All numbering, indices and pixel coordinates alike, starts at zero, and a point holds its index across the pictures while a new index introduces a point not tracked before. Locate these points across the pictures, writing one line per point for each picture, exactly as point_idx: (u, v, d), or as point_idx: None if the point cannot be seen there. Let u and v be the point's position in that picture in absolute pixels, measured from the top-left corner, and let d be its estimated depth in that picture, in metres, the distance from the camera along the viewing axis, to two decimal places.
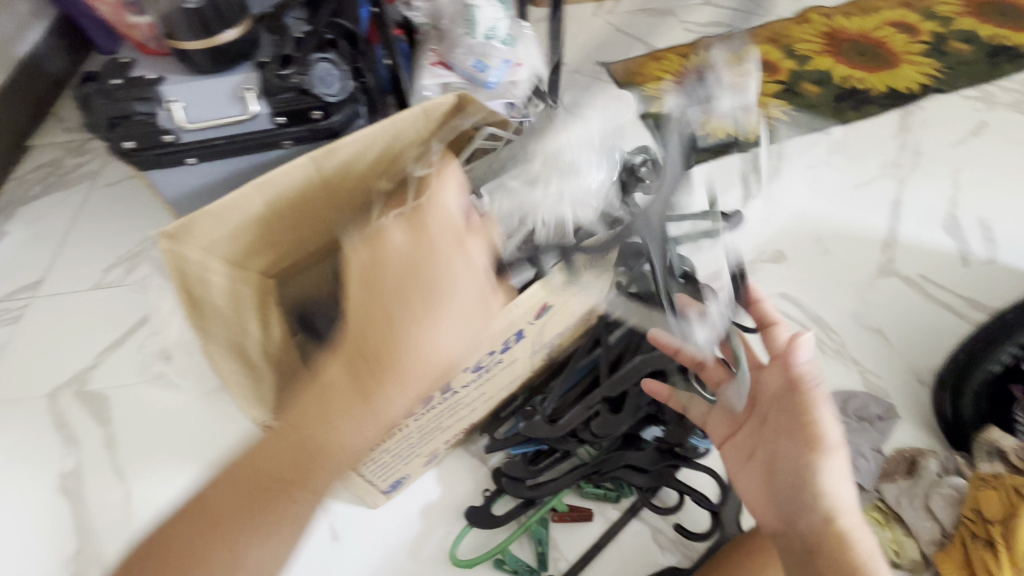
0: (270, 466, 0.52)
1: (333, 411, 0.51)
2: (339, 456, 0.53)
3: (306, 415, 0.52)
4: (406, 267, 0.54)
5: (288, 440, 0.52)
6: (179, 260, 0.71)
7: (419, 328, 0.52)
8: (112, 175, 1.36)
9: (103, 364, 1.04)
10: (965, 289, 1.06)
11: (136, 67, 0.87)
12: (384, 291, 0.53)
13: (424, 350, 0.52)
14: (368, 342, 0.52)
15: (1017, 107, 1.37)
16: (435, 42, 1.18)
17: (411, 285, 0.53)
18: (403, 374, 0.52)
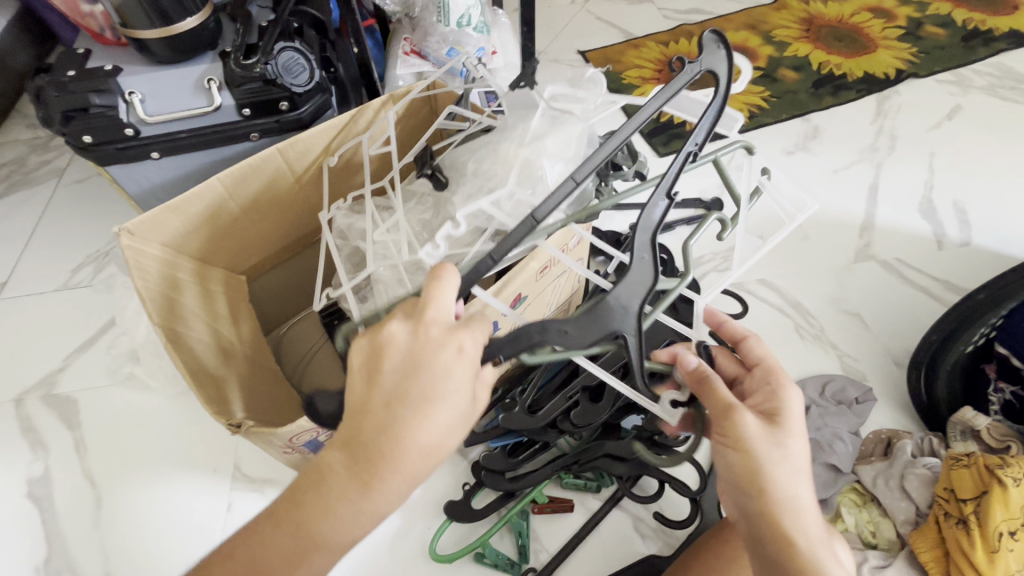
0: (258, 566, 0.45)
1: (330, 502, 0.46)
2: (332, 551, 0.46)
3: (302, 504, 0.46)
4: (404, 365, 0.46)
5: (282, 526, 0.46)
6: (135, 256, 0.67)
7: (422, 429, 0.45)
8: (79, 172, 1.31)
9: (71, 366, 1.01)
10: (940, 272, 1.06)
11: (92, 59, 0.84)
12: (386, 391, 0.46)
13: (421, 450, 0.46)
14: (370, 440, 0.46)
15: (991, 90, 1.38)
16: (408, 31, 1.16)
17: (413, 389, 0.46)
18: (402, 475, 0.45)
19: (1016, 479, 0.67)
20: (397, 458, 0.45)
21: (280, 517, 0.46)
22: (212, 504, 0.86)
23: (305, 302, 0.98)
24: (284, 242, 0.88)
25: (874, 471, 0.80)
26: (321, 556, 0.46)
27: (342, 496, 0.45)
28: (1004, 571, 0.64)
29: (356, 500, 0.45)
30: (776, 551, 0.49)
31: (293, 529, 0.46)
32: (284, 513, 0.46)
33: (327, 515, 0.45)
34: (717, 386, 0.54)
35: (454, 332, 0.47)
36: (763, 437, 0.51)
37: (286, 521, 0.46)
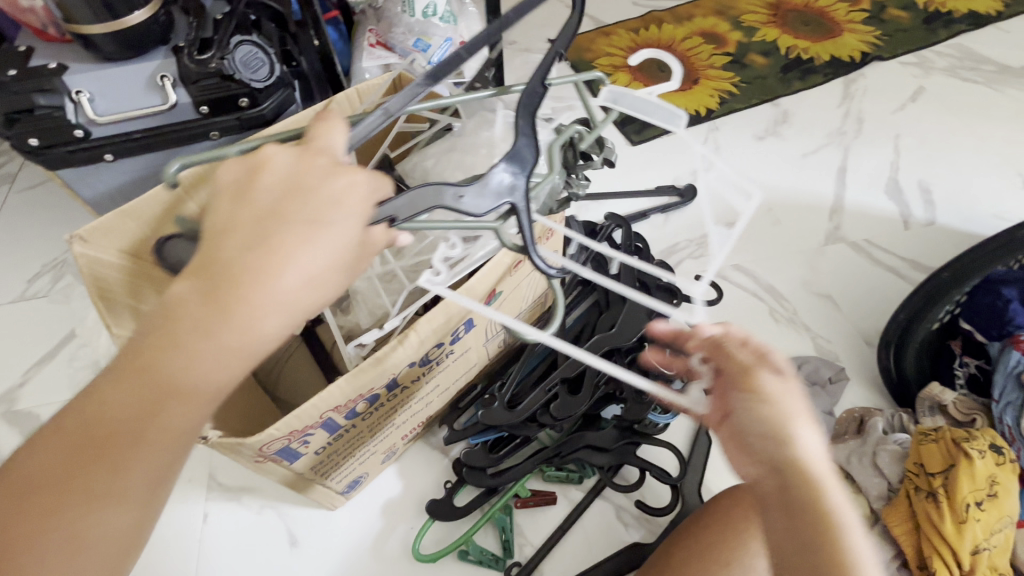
0: (102, 410, 0.40)
1: (185, 332, 0.40)
2: (184, 398, 0.40)
3: (152, 341, 0.40)
4: (283, 184, 0.43)
5: (124, 367, 0.40)
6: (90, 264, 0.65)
7: (292, 242, 0.41)
8: (30, 178, 1.25)
9: (32, 380, 0.97)
10: (907, 251, 1.09)
11: (35, 57, 0.80)
12: (260, 208, 0.43)
13: (301, 266, 0.41)
14: (236, 260, 0.41)
15: (952, 71, 1.41)
16: (373, 22, 1.13)
17: (289, 208, 0.42)
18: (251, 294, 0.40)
19: (980, 451, 0.70)
20: (269, 278, 0.40)
21: (123, 364, 0.40)
22: (186, 515, 0.84)
23: None
24: None
25: (848, 450, 0.81)
26: (170, 402, 0.40)
27: (200, 332, 0.40)
28: (970, 538, 0.66)
29: (216, 326, 0.40)
30: (802, 505, 0.44)
31: (142, 366, 0.40)
32: (132, 353, 0.40)
33: (179, 346, 0.40)
34: (738, 342, 0.52)
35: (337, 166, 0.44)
36: (776, 385, 0.48)
37: (130, 364, 0.40)
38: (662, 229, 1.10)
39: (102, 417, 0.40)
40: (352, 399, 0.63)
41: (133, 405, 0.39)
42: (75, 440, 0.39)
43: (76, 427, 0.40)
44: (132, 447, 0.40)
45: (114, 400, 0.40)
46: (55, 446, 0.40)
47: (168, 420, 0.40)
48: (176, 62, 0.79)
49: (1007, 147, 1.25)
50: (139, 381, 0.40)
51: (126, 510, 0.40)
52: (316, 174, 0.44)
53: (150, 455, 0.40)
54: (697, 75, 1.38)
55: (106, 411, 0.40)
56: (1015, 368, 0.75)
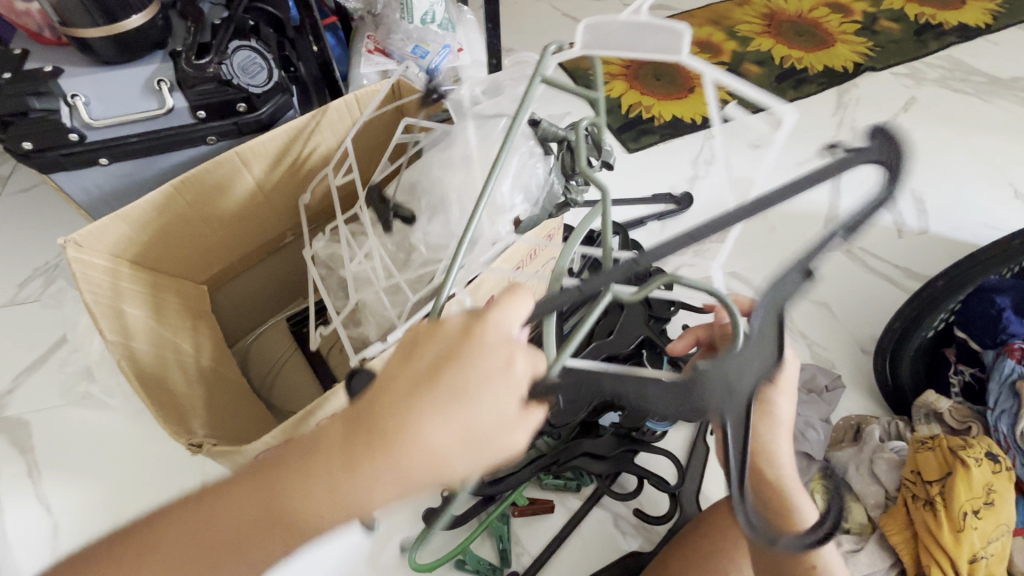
0: (228, 519, 0.44)
1: (307, 473, 0.43)
2: (291, 529, 0.43)
3: (283, 471, 0.44)
4: (442, 342, 0.43)
5: (257, 484, 0.44)
6: (114, 272, 0.68)
7: (427, 427, 0.40)
8: (23, 181, 1.24)
9: (21, 387, 0.95)
10: (901, 259, 1.10)
11: (30, 60, 0.79)
12: (418, 371, 0.43)
13: (445, 430, 0.41)
14: (377, 427, 0.41)
15: (942, 82, 1.43)
16: (371, 28, 1.14)
17: (443, 380, 0.41)
18: (374, 470, 0.41)
19: (977, 459, 0.70)
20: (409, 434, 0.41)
21: (258, 479, 0.44)
22: None
23: (273, 308, 0.95)
24: (249, 248, 0.85)
25: (845, 457, 0.81)
26: (279, 530, 0.44)
27: (322, 483, 0.42)
28: (969, 548, 0.67)
29: (334, 480, 0.42)
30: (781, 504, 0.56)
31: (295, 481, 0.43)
32: (263, 471, 0.44)
33: (299, 490, 0.43)
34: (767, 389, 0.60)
35: (512, 345, 0.42)
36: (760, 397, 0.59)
37: (261, 484, 0.44)
38: (660, 236, 1.12)
39: (221, 521, 0.44)
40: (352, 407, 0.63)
41: (240, 523, 0.44)
42: (222, 516, 0.44)
43: (195, 520, 0.45)
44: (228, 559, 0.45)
45: (235, 509, 0.44)
46: (172, 536, 0.45)
47: (270, 542, 0.44)
48: (173, 66, 0.79)
49: (998, 158, 1.27)
50: (264, 503, 0.44)
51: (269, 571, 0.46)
52: (476, 360, 0.41)
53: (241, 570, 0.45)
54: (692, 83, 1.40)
55: (226, 516, 0.44)
56: (1009, 376, 0.76)
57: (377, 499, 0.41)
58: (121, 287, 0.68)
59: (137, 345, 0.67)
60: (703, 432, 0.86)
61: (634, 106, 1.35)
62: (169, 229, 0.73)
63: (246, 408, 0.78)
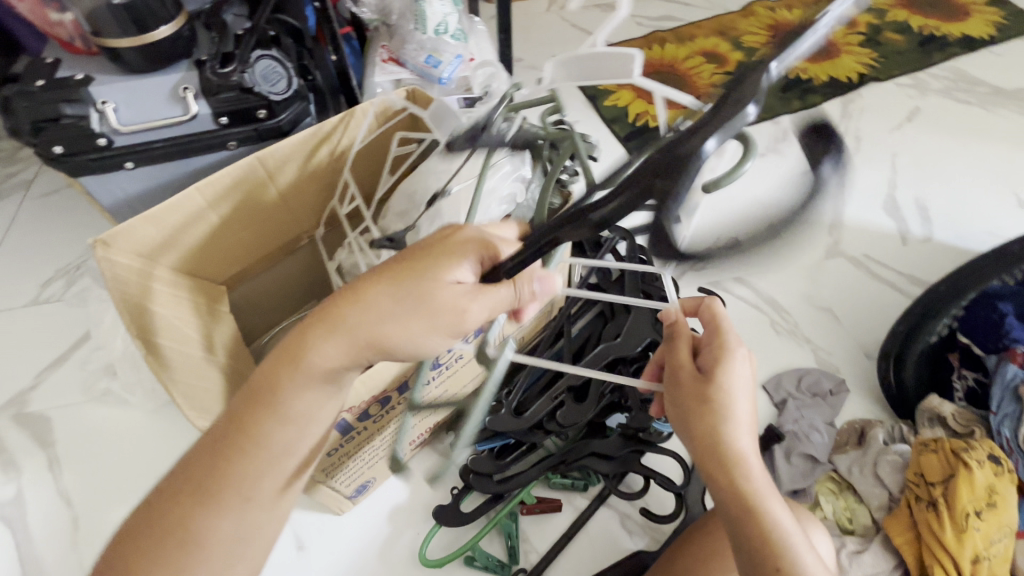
0: (230, 423, 0.52)
1: (305, 373, 0.52)
2: (291, 425, 0.52)
3: (279, 369, 0.52)
4: (403, 255, 0.53)
5: (257, 394, 0.52)
6: (134, 271, 0.69)
7: (399, 309, 0.51)
8: (47, 185, 1.28)
9: (44, 383, 0.98)
10: (905, 266, 1.11)
11: (62, 68, 0.83)
12: (382, 270, 0.53)
13: (347, 344, 0.52)
14: (356, 323, 0.51)
15: (947, 93, 1.45)
16: (385, 39, 1.17)
17: (405, 275, 0.51)
18: (360, 348, 0.52)
19: (979, 461, 0.71)
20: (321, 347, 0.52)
21: (260, 389, 0.52)
22: None
23: (289, 309, 0.98)
24: (267, 249, 0.87)
25: (849, 460, 0.82)
26: (279, 426, 0.52)
27: (315, 378, 0.52)
28: (971, 549, 0.68)
29: (329, 373, 0.52)
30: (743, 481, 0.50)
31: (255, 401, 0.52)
32: (264, 381, 0.52)
33: (297, 383, 0.52)
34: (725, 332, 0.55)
35: (455, 256, 0.52)
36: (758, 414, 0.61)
37: (264, 391, 0.52)
38: (666, 242, 1.14)
39: (228, 428, 0.52)
40: (365, 399, 0.64)
41: (241, 428, 0.51)
42: (243, 414, 0.52)
43: (207, 444, 0.52)
44: (239, 467, 0.51)
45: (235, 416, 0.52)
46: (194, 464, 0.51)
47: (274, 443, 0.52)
48: (198, 74, 0.82)
49: (1002, 167, 1.28)
50: (260, 402, 0.52)
51: (239, 518, 0.51)
52: (426, 255, 0.52)
53: (259, 480, 0.51)
54: (698, 93, 1.43)
55: (234, 421, 0.52)
56: (1011, 381, 0.77)
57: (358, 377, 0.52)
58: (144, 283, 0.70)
59: (160, 339, 0.69)
60: None
61: (641, 115, 1.37)
62: (191, 229, 0.75)
63: None
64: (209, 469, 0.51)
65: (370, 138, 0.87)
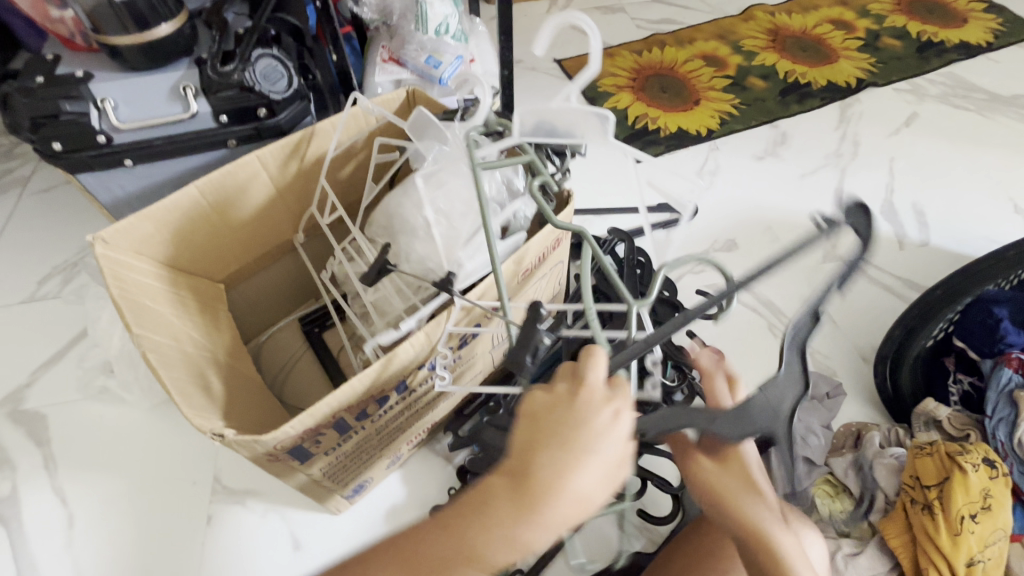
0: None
1: (476, 531, 0.43)
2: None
3: (459, 524, 0.44)
4: (553, 408, 0.45)
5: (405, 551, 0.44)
6: (125, 267, 0.68)
7: (571, 468, 0.43)
8: (45, 181, 1.27)
9: (40, 380, 0.98)
10: (902, 270, 1.12)
11: (61, 65, 0.83)
12: (539, 430, 0.44)
13: (520, 521, 0.42)
14: (541, 489, 0.42)
15: (944, 99, 1.45)
16: (386, 39, 1.17)
17: (574, 435, 0.43)
18: (531, 508, 0.42)
19: (973, 465, 0.71)
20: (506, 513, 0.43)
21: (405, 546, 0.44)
22: (191, 519, 0.85)
23: (287, 308, 0.98)
24: (265, 248, 0.87)
25: (845, 463, 0.83)
26: None
27: (497, 535, 0.42)
28: (965, 552, 0.68)
29: (501, 530, 0.42)
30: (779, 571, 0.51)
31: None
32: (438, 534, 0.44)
33: (480, 537, 0.43)
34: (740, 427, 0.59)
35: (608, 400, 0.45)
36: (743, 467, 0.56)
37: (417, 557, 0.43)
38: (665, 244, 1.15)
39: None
40: (364, 400, 0.62)
41: None
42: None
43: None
44: None
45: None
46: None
47: None
48: (199, 73, 0.82)
49: (999, 173, 1.29)
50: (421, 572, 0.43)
51: None
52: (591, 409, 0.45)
53: None
54: (698, 96, 1.44)
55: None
56: (1007, 386, 0.78)
57: (509, 547, 0.43)
58: (135, 277, 0.69)
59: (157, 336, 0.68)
60: None
61: (641, 117, 1.38)
62: (188, 227, 0.75)
63: (255, 403, 0.79)
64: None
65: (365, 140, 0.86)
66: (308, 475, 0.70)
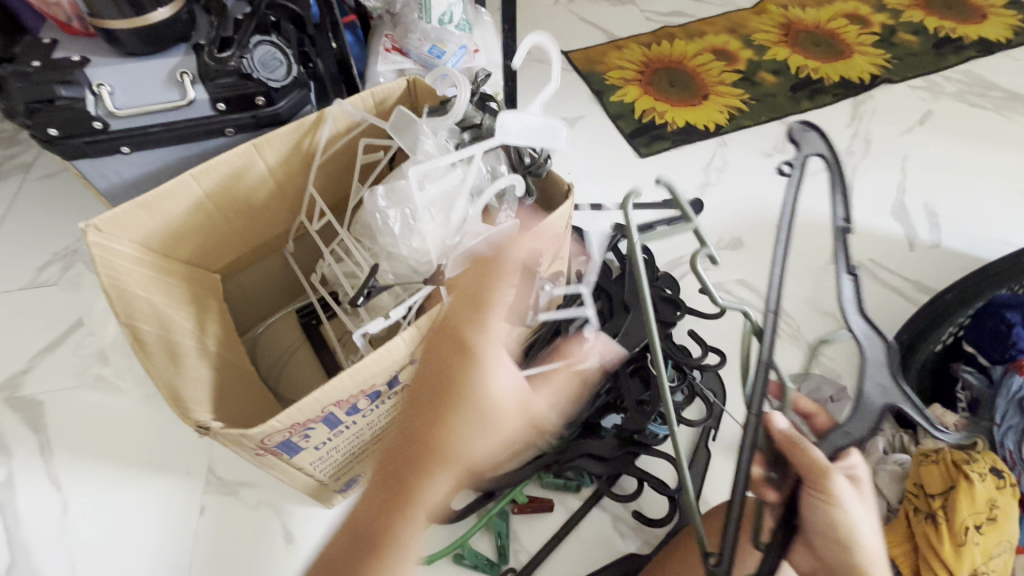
0: (359, 519, 0.49)
1: (453, 401, 0.52)
2: (444, 460, 0.49)
3: (439, 411, 0.51)
4: (453, 345, 0.55)
5: (425, 425, 0.51)
6: (114, 257, 0.67)
7: (481, 368, 0.52)
8: (47, 168, 1.27)
9: (37, 367, 0.98)
10: (913, 272, 1.09)
11: (59, 49, 0.82)
12: (474, 316, 0.55)
13: (480, 441, 0.51)
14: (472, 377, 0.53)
15: (960, 96, 1.42)
16: (389, 28, 1.15)
17: (468, 387, 0.52)
18: (473, 400, 0.52)
19: (980, 474, 0.69)
20: (451, 431, 0.50)
21: (420, 415, 0.52)
22: (184, 510, 0.84)
23: (284, 300, 0.97)
24: (262, 238, 0.86)
25: None
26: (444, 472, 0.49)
27: (475, 415, 0.52)
28: (969, 563, 0.66)
29: (486, 420, 0.52)
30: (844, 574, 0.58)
31: (395, 495, 0.49)
32: (436, 404, 0.52)
33: (454, 431, 0.51)
34: (809, 447, 0.56)
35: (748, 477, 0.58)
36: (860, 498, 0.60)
37: (427, 439, 0.50)
38: (669, 241, 1.13)
39: (370, 525, 0.48)
40: (354, 395, 0.62)
41: (402, 488, 0.48)
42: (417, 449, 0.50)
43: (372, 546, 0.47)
44: (400, 522, 0.47)
45: (380, 481, 0.49)
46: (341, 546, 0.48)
47: (421, 496, 0.48)
48: (197, 59, 0.81)
49: (1015, 173, 1.25)
50: (421, 438, 0.50)
51: None
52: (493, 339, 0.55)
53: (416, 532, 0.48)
54: (706, 91, 1.41)
55: (364, 521, 0.48)
56: (1016, 393, 0.75)
57: (479, 445, 0.51)
58: (128, 266, 0.69)
59: (161, 331, 0.70)
60: (706, 437, 0.86)
61: (648, 112, 1.35)
62: (182, 217, 0.74)
63: (244, 397, 0.78)
64: (369, 520, 0.48)
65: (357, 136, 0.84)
66: (299, 471, 0.70)
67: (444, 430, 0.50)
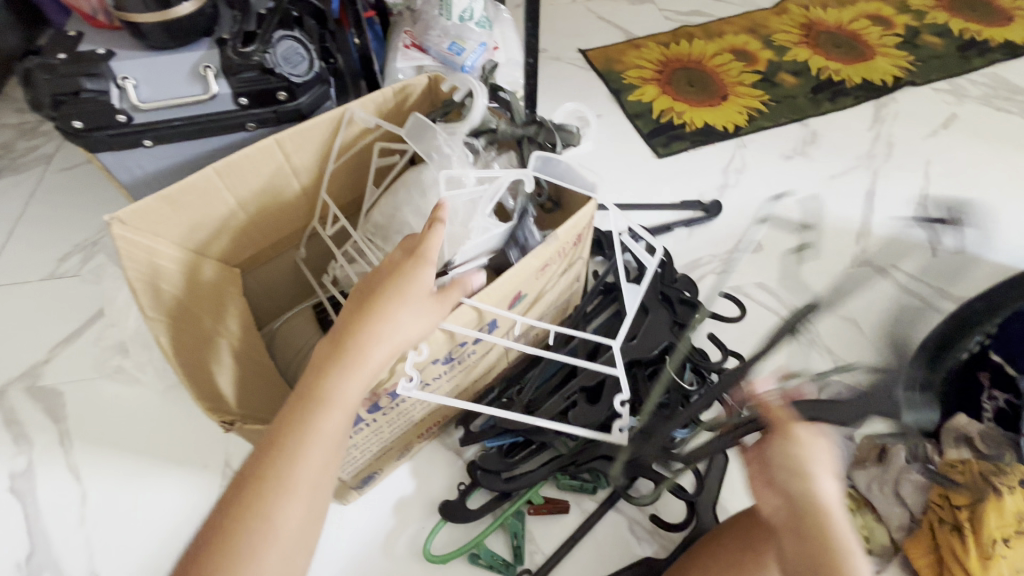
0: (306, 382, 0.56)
1: (391, 289, 0.58)
2: (380, 335, 0.56)
3: (378, 291, 0.59)
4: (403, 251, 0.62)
5: (366, 303, 0.58)
6: (140, 249, 0.67)
7: (417, 268, 0.59)
8: (67, 160, 1.28)
9: (56, 358, 0.98)
10: (935, 279, 1.07)
11: (83, 42, 0.82)
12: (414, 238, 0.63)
13: (414, 318, 0.58)
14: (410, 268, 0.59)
15: (985, 100, 1.39)
16: (409, 24, 1.14)
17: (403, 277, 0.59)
18: (405, 287, 0.58)
19: (1010, 486, 0.70)
20: (386, 303, 0.57)
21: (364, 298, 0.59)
22: (201, 502, 0.85)
23: (302, 294, 0.97)
24: (282, 232, 0.86)
25: (868, 476, 0.79)
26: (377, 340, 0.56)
27: (405, 296, 0.58)
28: None
29: (416, 302, 0.58)
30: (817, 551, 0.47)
31: (334, 351, 0.56)
32: (376, 289, 0.59)
33: (385, 305, 0.57)
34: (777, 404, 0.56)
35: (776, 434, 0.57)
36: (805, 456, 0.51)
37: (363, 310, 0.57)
38: (687, 243, 1.12)
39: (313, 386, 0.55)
40: (377, 393, 0.62)
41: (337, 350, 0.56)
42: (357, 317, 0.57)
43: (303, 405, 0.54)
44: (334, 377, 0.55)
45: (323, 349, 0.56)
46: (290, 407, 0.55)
47: (355, 356, 0.55)
48: (220, 53, 0.81)
49: None
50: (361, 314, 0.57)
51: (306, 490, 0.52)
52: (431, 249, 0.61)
53: (349, 391, 0.55)
54: (726, 91, 1.39)
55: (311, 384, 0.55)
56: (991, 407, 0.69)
57: (412, 325, 0.58)
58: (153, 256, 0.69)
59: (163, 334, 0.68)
60: None
61: (666, 112, 1.34)
62: (204, 211, 0.74)
63: (259, 393, 0.77)
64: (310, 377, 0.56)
65: (373, 138, 0.84)
66: None
67: (382, 307, 0.57)
